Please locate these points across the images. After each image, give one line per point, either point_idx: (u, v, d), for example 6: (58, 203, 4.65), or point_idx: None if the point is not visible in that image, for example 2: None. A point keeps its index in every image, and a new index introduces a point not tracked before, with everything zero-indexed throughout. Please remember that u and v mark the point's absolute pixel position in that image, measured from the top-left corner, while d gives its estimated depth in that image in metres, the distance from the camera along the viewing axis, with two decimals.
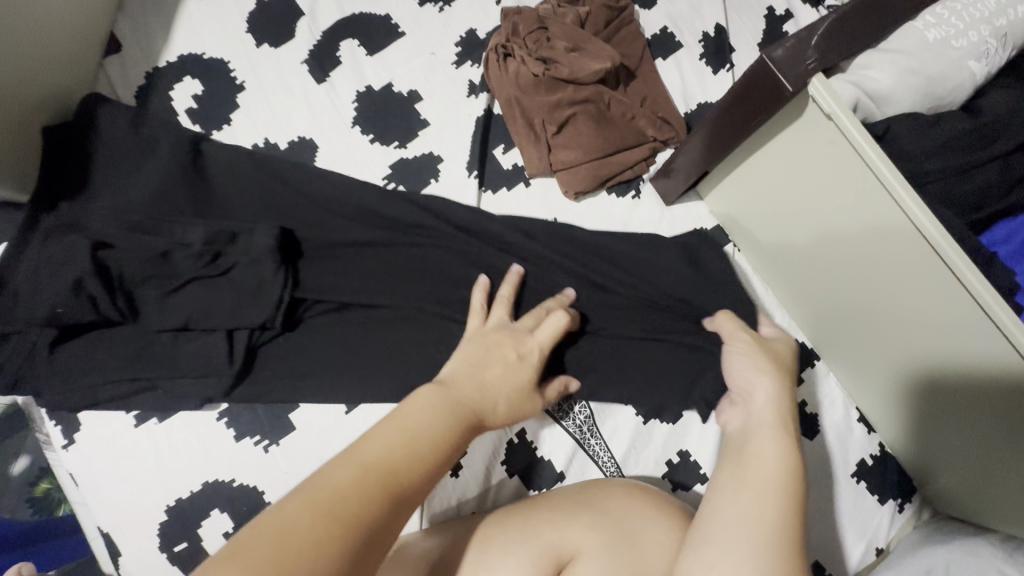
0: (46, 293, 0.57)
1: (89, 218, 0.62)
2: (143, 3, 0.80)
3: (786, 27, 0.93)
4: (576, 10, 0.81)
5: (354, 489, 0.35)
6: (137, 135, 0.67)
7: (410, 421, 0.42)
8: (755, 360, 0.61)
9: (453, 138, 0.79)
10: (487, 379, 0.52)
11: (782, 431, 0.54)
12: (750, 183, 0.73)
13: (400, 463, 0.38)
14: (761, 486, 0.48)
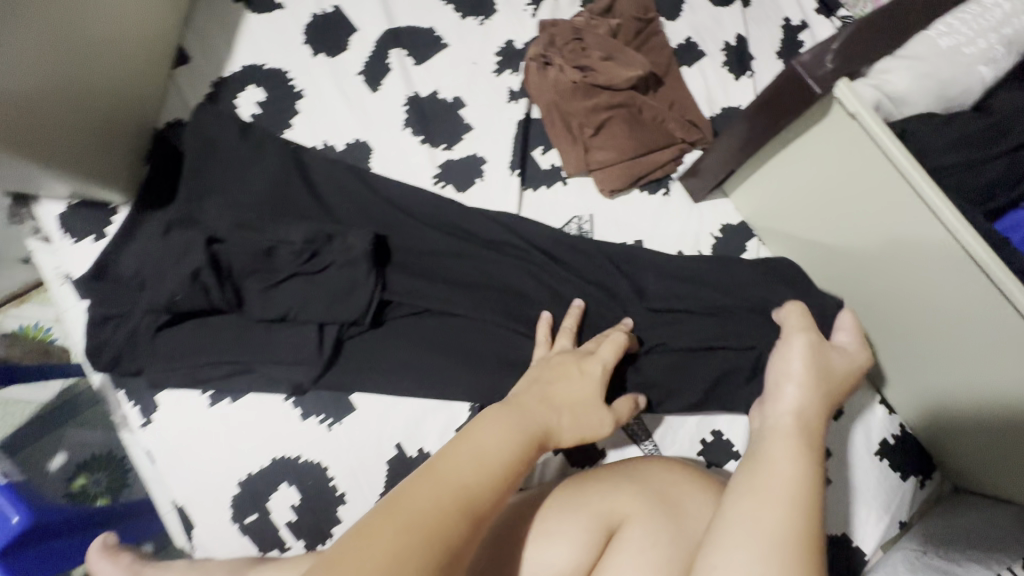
0: (166, 283, 0.66)
1: (204, 215, 0.71)
2: (208, 19, 0.87)
3: (802, 37, 0.99)
4: (608, 23, 0.87)
5: (433, 505, 0.38)
6: (241, 143, 0.76)
7: (482, 442, 0.45)
8: (809, 361, 0.61)
9: (495, 140, 0.85)
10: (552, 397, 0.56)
11: (803, 437, 0.53)
12: (774, 184, 0.79)
13: (471, 483, 0.41)
14: (777, 491, 0.47)
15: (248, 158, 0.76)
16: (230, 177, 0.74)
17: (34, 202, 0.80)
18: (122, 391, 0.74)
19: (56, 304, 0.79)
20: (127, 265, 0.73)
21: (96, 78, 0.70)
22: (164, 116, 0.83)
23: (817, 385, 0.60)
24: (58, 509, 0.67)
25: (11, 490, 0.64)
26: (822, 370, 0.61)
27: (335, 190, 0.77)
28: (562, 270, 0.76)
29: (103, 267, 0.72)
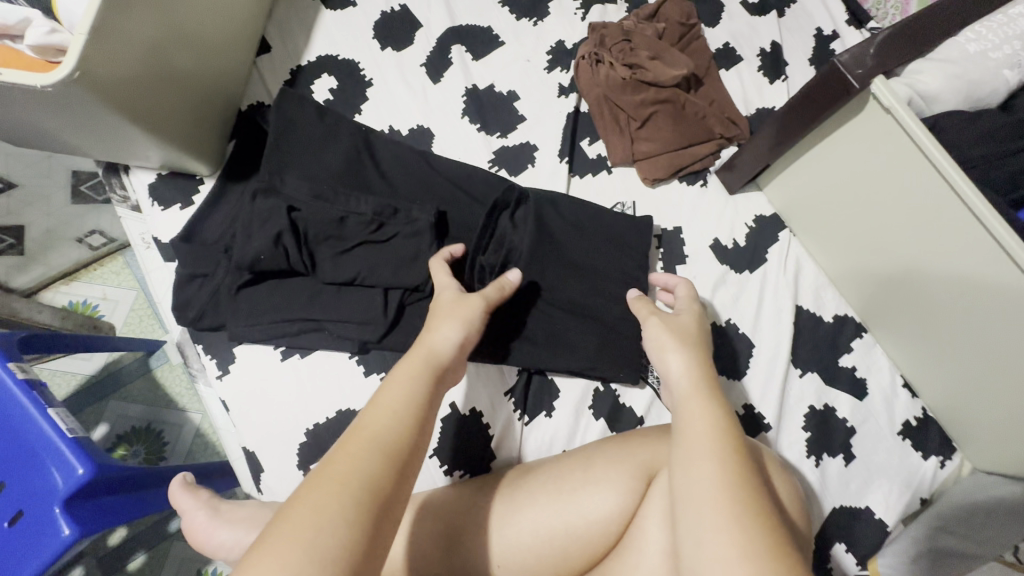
0: (252, 243, 0.72)
1: (284, 184, 0.75)
2: (288, 14, 0.96)
3: (834, 46, 1.05)
4: (655, 26, 0.94)
5: (353, 461, 0.42)
6: (322, 123, 0.81)
7: (387, 397, 0.49)
8: (666, 336, 0.63)
9: (547, 130, 0.92)
10: (436, 342, 0.58)
11: (704, 389, 0.55)
12: (809, 175, 0.84)
13: (387, 439, 0.45)
14: (692, 445, 0.49)
15: (328, 135, 0.80)
16: (309, 152, 0.79)
17: (127, 172, 0.89)
18: (200, 345, 0.81)
19: (140, 266, 0.87)
20: (214, 231, 0.80)
21: (199, 66, 0.79)
22: (247, 100, 0.92)
23: (679, 340, 0.62)
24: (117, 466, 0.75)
25: (80, 444, 0.73)
26: (682, 333, 0.64)
27: (403, 165, 0.83)
28: (609, 249, 0.82)
29: (191, 232, 0.79)
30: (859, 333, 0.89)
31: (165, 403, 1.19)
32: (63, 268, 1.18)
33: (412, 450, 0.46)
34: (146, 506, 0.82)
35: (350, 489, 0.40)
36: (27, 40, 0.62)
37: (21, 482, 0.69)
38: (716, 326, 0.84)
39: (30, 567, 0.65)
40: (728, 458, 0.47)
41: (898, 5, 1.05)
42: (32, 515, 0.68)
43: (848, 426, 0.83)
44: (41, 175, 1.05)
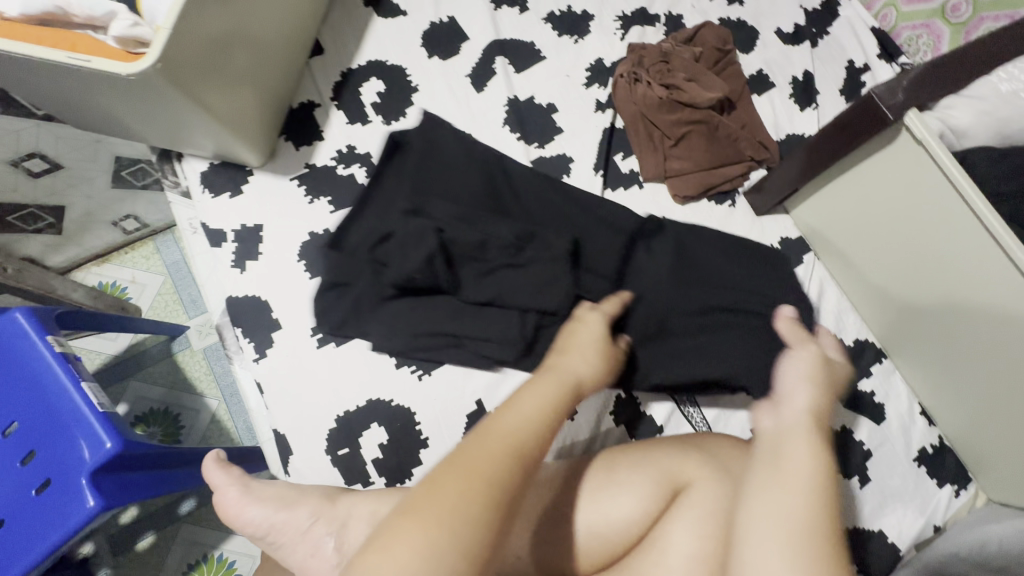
0: (408, 262, 0.77)
1: (429, 206, 0.81)
2: (343, 19, 1.01)
3: (864, 78, 1.08)
4: (692, 49, 0.98)
5: (490, 456, 0.47)
6: (459, 145, 0.88)
7: (526, 406, 0.54)
8: (805, 374, 0.63)
9: (583, 143, 0.95)
10: (575, 369, 0.62)
11: (812, 431, 0.56)
12: (837, 200, 0.86)
13: (520, 443, 0.50)
14: (784, 477, 0.51)
15: (453, 156, 0.87)
16: (449, 178, 0.85)
17: (179, 159, 0.93)
18: (240, 328, 0.84)
19: (186, 250, 0.90)
20: (358, 237, 0.84)
21: (259, 64, 0.84)
22: (298, 97, 0.96)
23: (813, 381, 0.63)
24: (141, 443, 0.80)
25: (109, 419, 0.78)
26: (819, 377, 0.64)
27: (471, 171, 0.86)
28: (725, 279, 0.84)
29: (337, 240, 0.83)
30: (878, 358, 0.90)
31: (183, 390, 1.24)
32: (95, 249, 1.27)
33: (539, 459, 0.51)
34: (170, 484, 0.87)
35: (485, 486, 0.45)
36: (111, 32, 0.67)
37: (53, 450, 0.75)
38: None
39: (58, 531, 0.71)
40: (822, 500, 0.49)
41: (931, 43, 1.07)
42: (60, 483, 0.73)
43: (865, 449, 0.84)
44: (86, 159, 1.09)
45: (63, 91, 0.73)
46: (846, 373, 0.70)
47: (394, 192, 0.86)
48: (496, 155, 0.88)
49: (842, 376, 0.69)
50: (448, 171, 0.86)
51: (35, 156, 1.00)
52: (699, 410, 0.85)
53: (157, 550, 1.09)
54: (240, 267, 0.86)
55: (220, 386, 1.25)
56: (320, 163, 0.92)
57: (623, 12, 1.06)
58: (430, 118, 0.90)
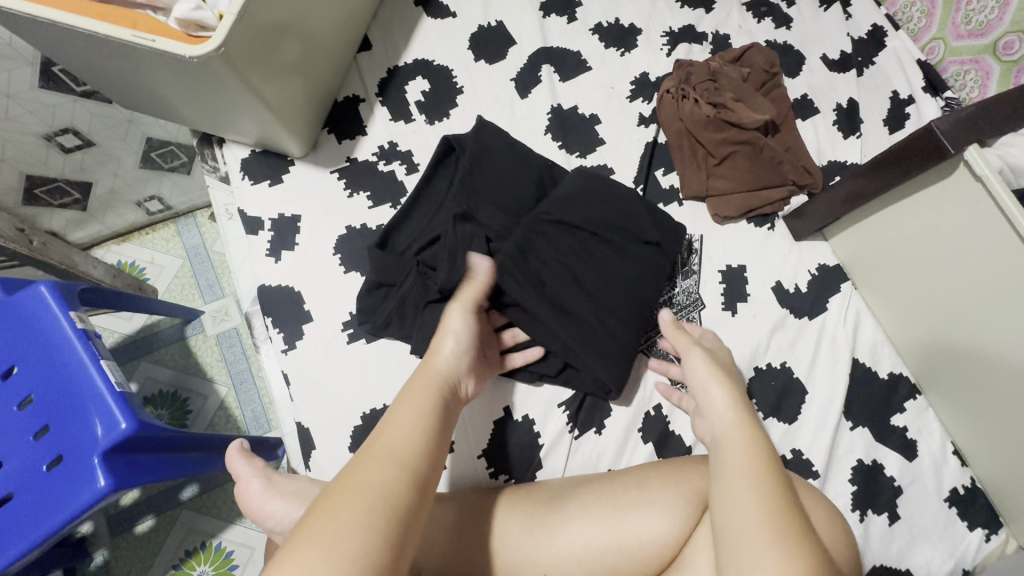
0: (456, 270, 0.74)
1: (480, 212, 0.76)
2: (392, 16, 1.01)
3: (908, 109, 1.07)
4: (739, 70, 0.97)
5: (379, 476, 0.48)
6: (512, 149, 0.83)
7: (406, 415, 0.55)
8: (714, 370, 0.66)
9: (624, 156, 0.95)
10: (443, 366, 0.63)
11: (745, 425, 0.58)
12: (881, 230, 0.85)
13: (403, 454, 0.50)
14: (737, 473, 0.52)
15: (503, 154, 0.82)
16: (498, 182, 0.79)
17: (220, 145, 0.93)
18: (270, 318, 0.83)
19: (221, 235, 0.91)
20: (408, 238, 0.83)
21: (310, 54, 0.83)
22: (343, 91, 0.96)
23: (720, 377, 0.65)
24: (157, 426, 0.79)
25: (127, 400, 0.77)
26: (725, 371, 0.67)
27: (520, 172, 0.81)
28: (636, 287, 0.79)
29: (384, 239, 0.82)
30: (913, 394, 0.89)
31: (197, 374, 1.24)
32: (117, 227, 1.27)
33: (429, 462, 0.52)
34: (184, 470, 0.86)
35: (373, 502, 0.45)
36: (175, 13, 0.66)
37: (68, 427, 0.74)
38: (771, 368, 0.85)
39: (68, 510, 0.70)
40: (765, 468, 0.53)
41: (979, 79, 1.06)
42: (72, 461, 0.72)
43: (895, 486, 0.83)
44: (118, 139, 1.07)
45: (118, 69, 0.73)
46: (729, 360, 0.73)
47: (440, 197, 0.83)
48: (544, 164, 0.84)
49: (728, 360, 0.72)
50: (498, 169, 0.80)
51: (68, 132, 0.99)
52: None
53: (155, 536, 1.08)
54: (275, 256, 0.86)
55: (230, 373, 1.24)
56: (362, 158, 0.92)
57: (670, 28, 1.06)
58: (483, 123, 0.84)
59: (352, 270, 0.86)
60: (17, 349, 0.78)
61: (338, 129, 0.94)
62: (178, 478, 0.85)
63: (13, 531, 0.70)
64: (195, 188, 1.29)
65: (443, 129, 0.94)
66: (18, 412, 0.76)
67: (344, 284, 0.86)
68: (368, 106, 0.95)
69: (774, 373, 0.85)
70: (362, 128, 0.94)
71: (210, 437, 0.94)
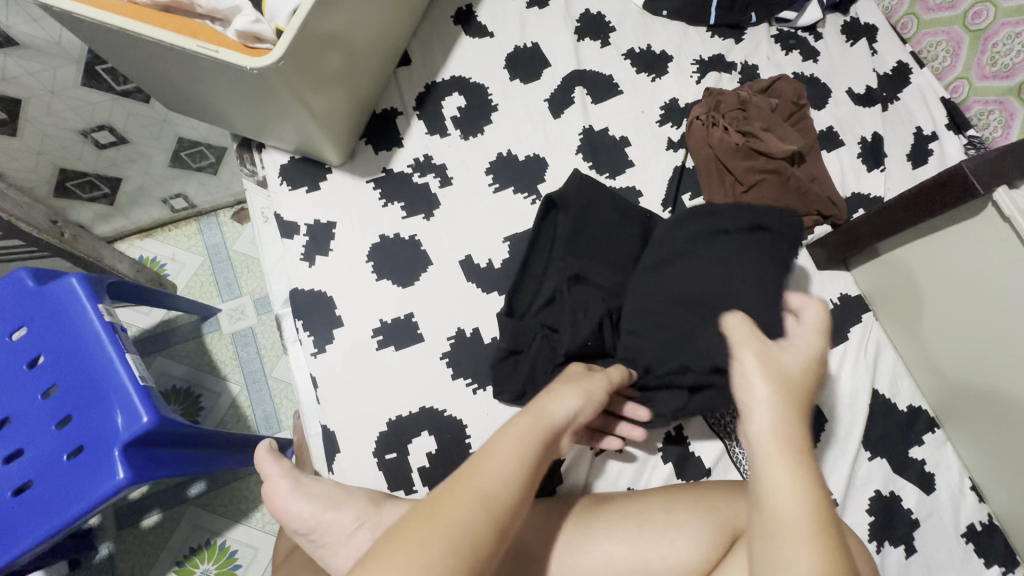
0: (579, 331, 0.77)
1: (590, 272, 0.80)
2: (432, 34, 1.04)
3: (932, 146, 1.09)
4: (769, 100, 0.99)
5: (468, 511, 0.44)
6: (613, 205, 0.86)
7: (511, 450, 0.50)
8: (772, 382, 0.51)
9: (651, 179, 0.97)
10: (556, 406, 0.58)
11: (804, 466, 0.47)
12: (905, 265, 0.87)
13: (494, 491, 0.46)
14: (785, 532, 0.44)
15: (599, 207, 0.85)
16: (606, 240, 0.83)
17: (259, 150, 0.96)
18: (301, 321, 0.85)
19: (256, 237, 0.93)
20: (525, 297, 0.83)
21: (353, 65, 0.86)
22: (382, 103, 0.99)
23: (780, 391, 0.51)
24: (175, 422, 0.80)
25: (150, 395, 0.78)
26: (785, 381, 0.52)
27: (621, 226, 0.85)
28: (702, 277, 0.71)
29: (508, 305, 0.83)
30: (932, 428, 0.89)
31: (216, 372, 1.26)
32: (142, 223, 1.30)
33: (519, 510, 0.47)
34: (201, 466, 0.87)
35: (453, 538, 0.42)
36: (235, 26, 0.70)
37: (89, 418, 0.76)
38: None
39: (88, 499, 0.71)
40: (824, 523, 0.44)
41: (1003, 119, 1.07)
42: (94, 451, 0.74)
43: (913, 518, 0.83)
44: (150, 137, 1.09)
45: (172, 74, 0.76)
46: (806, 363, 0.55)
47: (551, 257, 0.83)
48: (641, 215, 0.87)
49: (803, 368, 0.54)
50: (603, 227, 0.84)
51: (104, 129, 1.02)
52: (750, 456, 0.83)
53: (160, 531, 1.09)
54: (309, 261, 0.88)
55: (244, 372, 1.26)
56: (397, 169, 0.94)
57: (700, 56, 1.09)
58: (577, 176, 0.89)
59: (383, 278, 0.88)
60: (46, 339, 0.80)
61: (374, 140, 0.96)
62: (196, 474, 0.86)
63: (34, 517, 0.71)
64: (222, 188, 1.31)
65: (477, 145, 0.97)
66: (43, 401, 0.78)
67: (375, 291, 0.88)
68: (404, 119, 0.98)
69: None
70: (398, 139, 0.96)
71: (227, 436, 0.95)
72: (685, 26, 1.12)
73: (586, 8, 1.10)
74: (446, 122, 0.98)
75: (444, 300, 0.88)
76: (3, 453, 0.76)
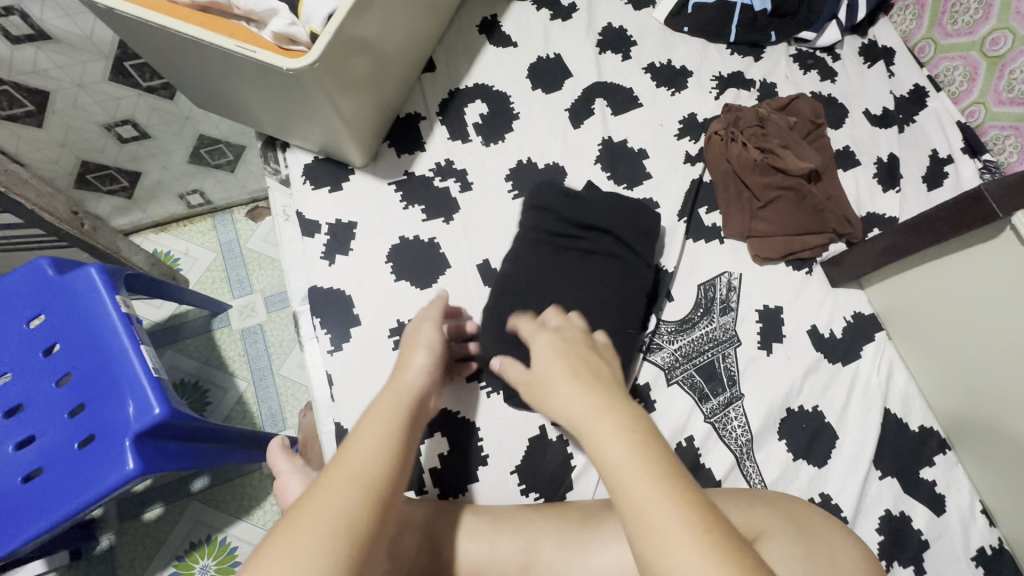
0: None
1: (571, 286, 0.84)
2: (457, 41, 1.06)
3: (947, 169, 1.09)
4: (787, 118, 1.00)
5: (343, 496, 0.44)
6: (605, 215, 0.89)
7: (375, 429, 0.52)
8: (552, 379, 0.55)
9: (669, 191, 0.98)
10: (410, 375, 0.62)
11: (615, 415, 0.48)
12: (919, 284, 0.87)
13: (366, 473, 0.47)
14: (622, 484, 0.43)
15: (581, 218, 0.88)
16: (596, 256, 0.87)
17: (283, 149, 0.98)
18: (318, 319, 0.86)
19: (277, 234, 0.94)
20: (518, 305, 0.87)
21: (382, 70, 0.88)
22: (405, 108, 1.00)
23: (562, 381, 0.54)
24: (186, 414, 0.81)
25: (163, 386, 0.79)
26: (560, 369, 0.55)
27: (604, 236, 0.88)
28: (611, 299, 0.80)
29: None
30: (942, 449, 0.89)
31: (228, 367, 1.27)
32: (158, 217, 1.32)
33: (396, 481, 0.48)
34: (209, 459, 0.88)
35: (329, 524, 0.42)
36: (272, 27, 0.72)
37: (103, 407, 0.77)
38: (803, 410, 0.87)
39: (98, 487, 0.72)
40: (646, 447, 0.44)
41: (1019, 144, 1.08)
42: (106, 439, 0.75)
43: (922, 539, 0.83)
44: (172, 133, 1.10)
45: (208, 72, 0.77)
46: (560, 351, 0.59)
47: (534, 280, 0.81)
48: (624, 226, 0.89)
49: (557, 356, 0.58)
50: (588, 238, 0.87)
51: (128, 123, 1.04)
52: (760, 471, 0.82)
53: (162, 524, 1.09)
54: (329, 260, 0.89)
55: (251, 368, 1.27)
56: (419, 173, 0.96)
57: (720, 73, 1.10)
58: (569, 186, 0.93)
59: (402, 279, 0.89)
60: (63, 327, 0.82)
61: (398, 142, 0.98)
62: (203, 467, 0.87)
63: (44, 502, 0.72)
64: (237, 186, 1.33)
65: (498, 152, 0.98)
66: (57, 388, 0.79)
67: (393, 292, 0.89)
68: (426, 124, 0.99)
69: (805, 415, 0.86)
70: (420, 143, 0.98)
71: (236, 431, 0.95)
72: (706, 42, 1.13)
73: (609, 22, 1.12)
74: (467, 127, 0.99)
75: (461, 303, 0.89)
76: (16, 438, 0.77)
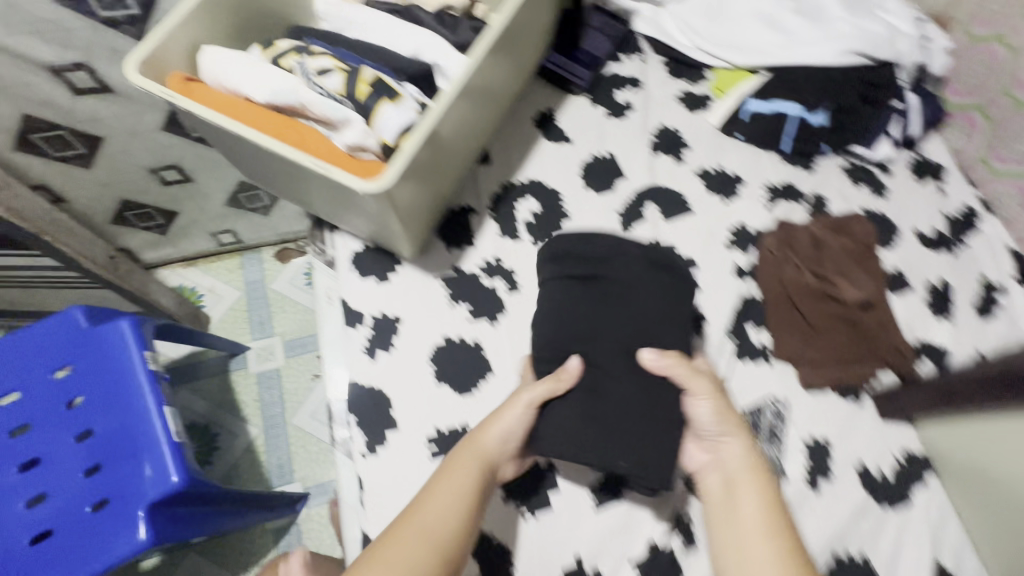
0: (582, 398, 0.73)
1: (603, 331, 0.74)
2: (512, 134, 1.07)
3: (999, 301, 1.06)
4: (843, 241, 0.99)
5: (413, 556, 0.63)
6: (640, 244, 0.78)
7: (447, 495, 0.68)
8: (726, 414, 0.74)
9: (717, 305, 0.96)
10: (489, 438, 0.73)
11: (754, 475, 0.71)
12: (974, 431, 0.81)
13: (432, 538, 0.65)
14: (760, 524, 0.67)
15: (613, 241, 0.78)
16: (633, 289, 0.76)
17: (331, 231, 0.97)
18: (354, 415, 0.85)
19: (319, 322, 0.93)
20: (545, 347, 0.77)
21: (443, 169, 0.88)
22: (459, 200, 1.00)
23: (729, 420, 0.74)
24: (204, 482, 0.77)
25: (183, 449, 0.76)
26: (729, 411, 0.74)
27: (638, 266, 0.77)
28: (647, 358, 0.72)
29: None
30: None
31: (238, 415, 1.22)
32: (187, 252, 1.29)
33: (457, 541, 0.66)
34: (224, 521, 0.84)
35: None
36: (347, 139, 0.73)
37: (120, 470, 0.74)
38: (850, 559, 0.83)
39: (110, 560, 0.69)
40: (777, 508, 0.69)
41: None
42: (120, 507, 0.72)
43: None
44: (212, 177, 1.08)
45: (279, 168, 0.78)
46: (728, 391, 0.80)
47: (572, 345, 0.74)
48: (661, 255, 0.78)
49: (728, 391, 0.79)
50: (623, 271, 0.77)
51: (172, 168, 1.03)
52: None
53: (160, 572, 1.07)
54: (372, 356, 0.88)
55: (264, 416, 1.22)
56: (467, 270, 0.95)
57: (771, 184, 1.10)
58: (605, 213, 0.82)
59: (444, 382, 0.87)
60: (88, 378, 0.79)
61: (449, 236, 0.97)
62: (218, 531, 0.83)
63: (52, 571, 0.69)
64: (269, 228, 1.29)
65: None
66: (76, 444, 0.76)
67: (433, 396, 0.86)
68: (477, 218, 0.99)
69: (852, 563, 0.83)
70: (470, 238, 0.97)
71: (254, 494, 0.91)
72: (758, 150, 1.13)
73: (662, 123, 1.12)
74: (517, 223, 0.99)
75: None
76: (26, 495, 0.74)
